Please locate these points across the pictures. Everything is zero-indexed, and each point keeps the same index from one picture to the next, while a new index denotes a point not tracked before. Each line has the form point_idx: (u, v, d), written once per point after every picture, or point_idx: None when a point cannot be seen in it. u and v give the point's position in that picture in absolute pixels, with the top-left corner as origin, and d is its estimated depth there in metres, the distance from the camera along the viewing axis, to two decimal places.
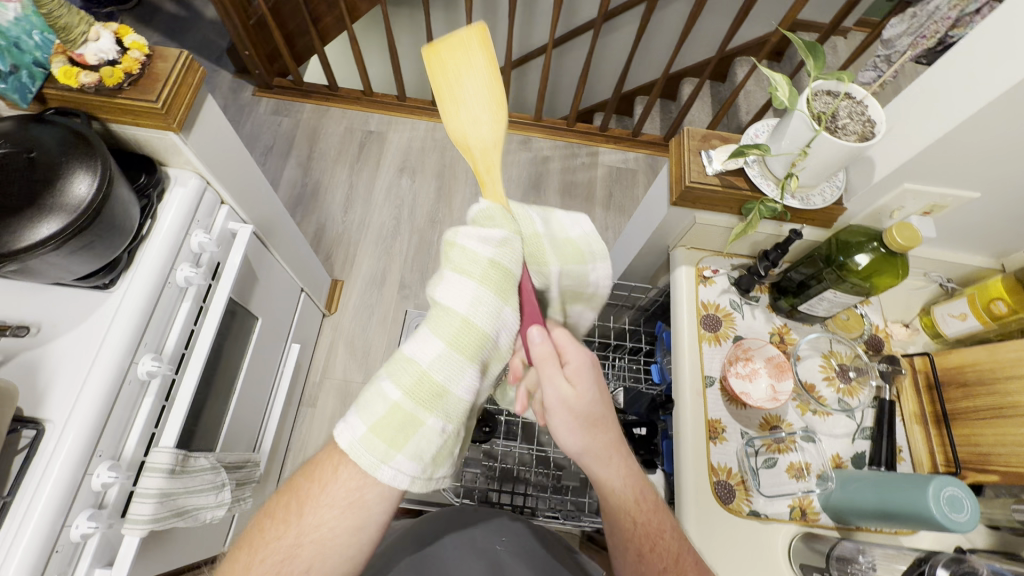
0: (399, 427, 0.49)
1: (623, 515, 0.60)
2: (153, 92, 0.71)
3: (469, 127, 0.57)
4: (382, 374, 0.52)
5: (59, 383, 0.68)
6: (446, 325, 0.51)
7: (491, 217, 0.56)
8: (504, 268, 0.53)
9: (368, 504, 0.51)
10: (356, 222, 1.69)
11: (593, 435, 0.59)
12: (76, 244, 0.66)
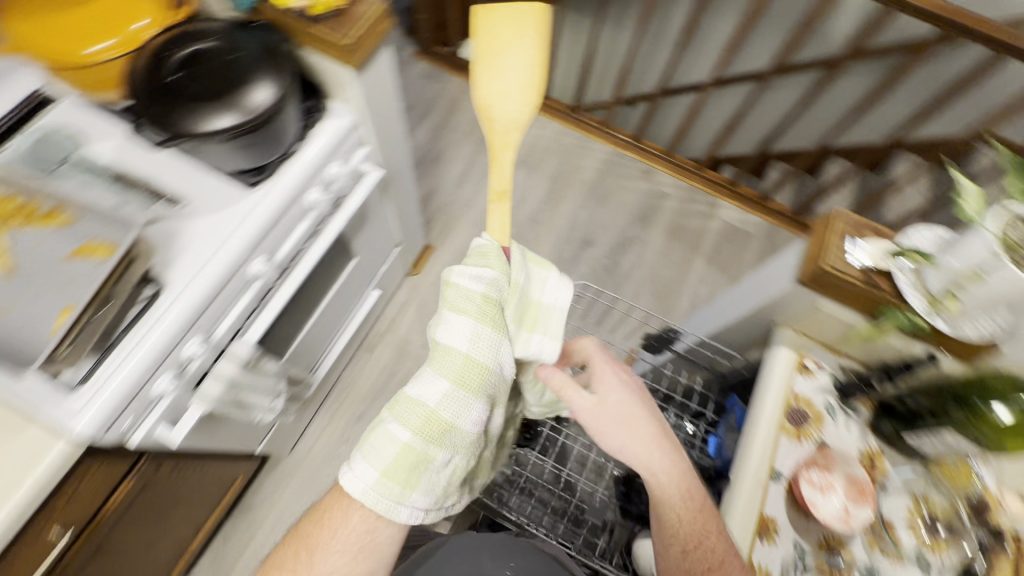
0: (410, 466, 0.60)
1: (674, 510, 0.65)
2: (346, 29, 0.77)
3: (498, 98, 0.75)
4: (389, 417, 0.61)
5: (187, 256, 0.76)
6: (451, 365, 0.61)
7: (483, 256, 0.66)
8: (495, 302, 0.64)
9: (378, 545, 0.62)
10: (463, 197, 1.74)
11: (631, 434, 0.67)
12: (241, 142, 0.73)
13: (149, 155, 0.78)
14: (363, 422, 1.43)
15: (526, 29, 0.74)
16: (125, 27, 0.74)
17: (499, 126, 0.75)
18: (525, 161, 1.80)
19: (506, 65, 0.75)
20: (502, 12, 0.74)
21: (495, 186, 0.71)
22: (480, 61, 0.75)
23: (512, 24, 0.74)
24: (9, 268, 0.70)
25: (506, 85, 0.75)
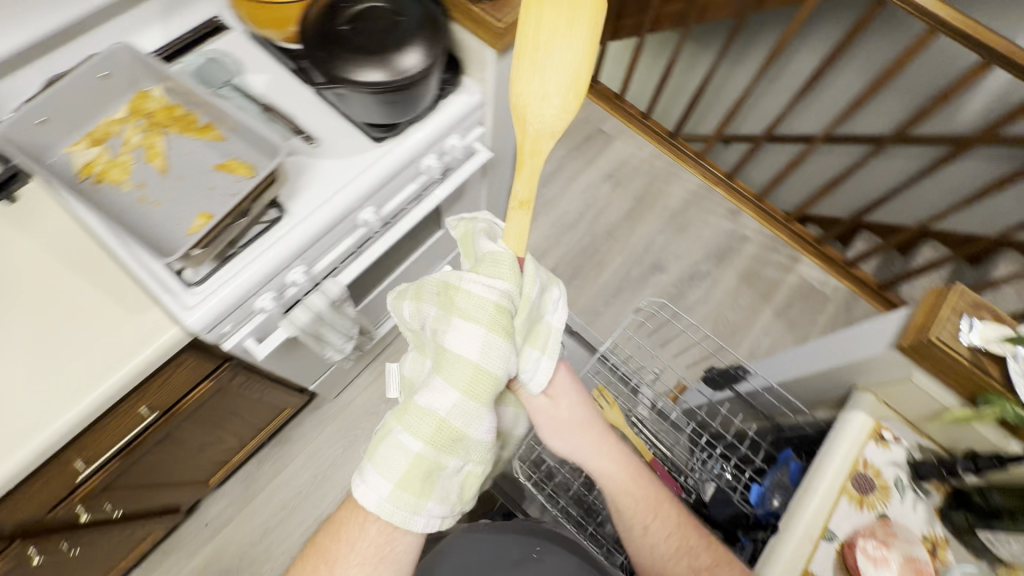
0: (424, 474, 0.62)
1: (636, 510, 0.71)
2: (503, 14, 0.79)
3: (535, 100, 0.66)
4: (399, 426, 0.63)
5: (310, 191, 0.82)
6: (461, 373, 0.63)
7: (496, 264, 0.65)
8: (506, 312, 0.64)
9: (398, 554, 0.63)
10: (545, 197, 1.76)
11: (582, 435, 0.73)
12: (383, 97, 0.77)
13: (297, 95, 0.86)
14: None
15: (579, 25, 0.65)
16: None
17: (533, 132, 0.66)
18: (612, 176, 1.81)
19: (552, 62, 0.65)
20: (553, 3, 0.65)
21: (519, 194, 0.65)
22: (524, 53, 0.65)
23: (561, 20, 0.65)
24: (163, 168, 0.77)
25: (546, 84, 0.66)
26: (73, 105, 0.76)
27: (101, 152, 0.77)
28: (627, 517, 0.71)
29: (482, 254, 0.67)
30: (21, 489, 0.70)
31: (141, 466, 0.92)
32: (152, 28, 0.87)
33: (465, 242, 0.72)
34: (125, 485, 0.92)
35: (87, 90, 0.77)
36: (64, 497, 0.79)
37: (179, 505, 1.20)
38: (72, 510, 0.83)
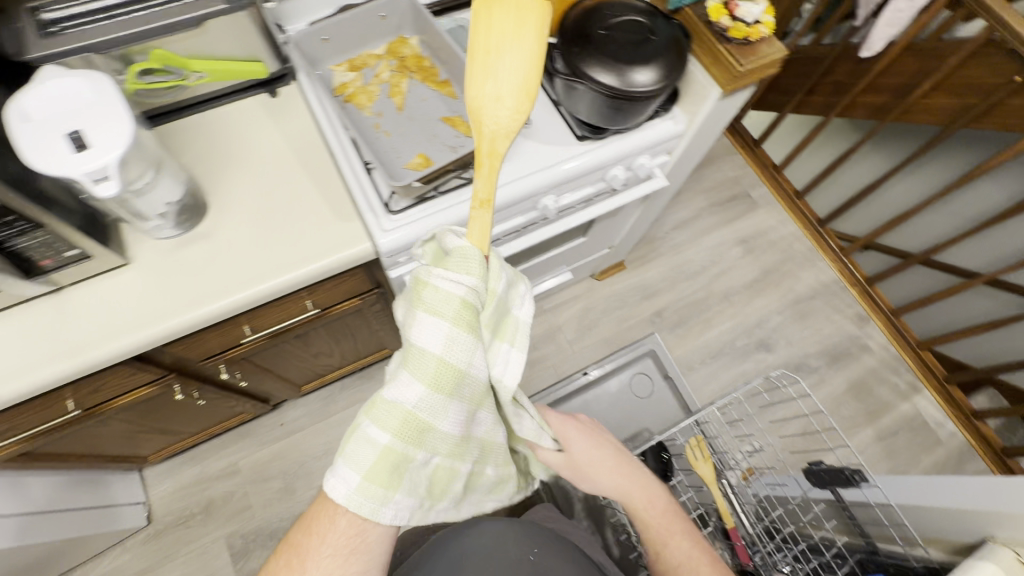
0: (391, 467, 0.54)
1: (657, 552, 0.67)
2: (745, 61, 0.80)
3: (489, 104, 0.62)
4: (365, 420, 0.55)
5: (508, 165, 0.87)
6: (424, 368, 0.54)
7: (466, 258, 0.55)
8: (474, 307, 0.55)
9: (370, 544, 0.56)
10: (673, 240, 1.75)
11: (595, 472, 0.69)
12: (604, 101, 0.80)
13: None
14: None
15: (526, 29, 0.65)
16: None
17: (488, 132, 0.61)
18: (746, 243, 1.77)
19: (503, 67, 0.64)
20: (501, 8, 0.65)
21: (481, 194, 0.58)
22: (477, 58, 0.64)
23: (510, 25, 0.65)
24: (400, 106, 0.87)
25: (499, 87, 0.63)
26: (350, 34, 0.87)
27: (356, 78, 0.88)
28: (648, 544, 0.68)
29: (451, 246, 0.57)
30: (203, 334, 0.80)
31: (271, 352, 1.00)
32: None
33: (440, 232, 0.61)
34: (256, 362, 1.01)
35: (362, 23, 0.87)
36: (218, 352, 0.89)
37: (270, 398, 1.30)
38: (216, 365, 0.93)
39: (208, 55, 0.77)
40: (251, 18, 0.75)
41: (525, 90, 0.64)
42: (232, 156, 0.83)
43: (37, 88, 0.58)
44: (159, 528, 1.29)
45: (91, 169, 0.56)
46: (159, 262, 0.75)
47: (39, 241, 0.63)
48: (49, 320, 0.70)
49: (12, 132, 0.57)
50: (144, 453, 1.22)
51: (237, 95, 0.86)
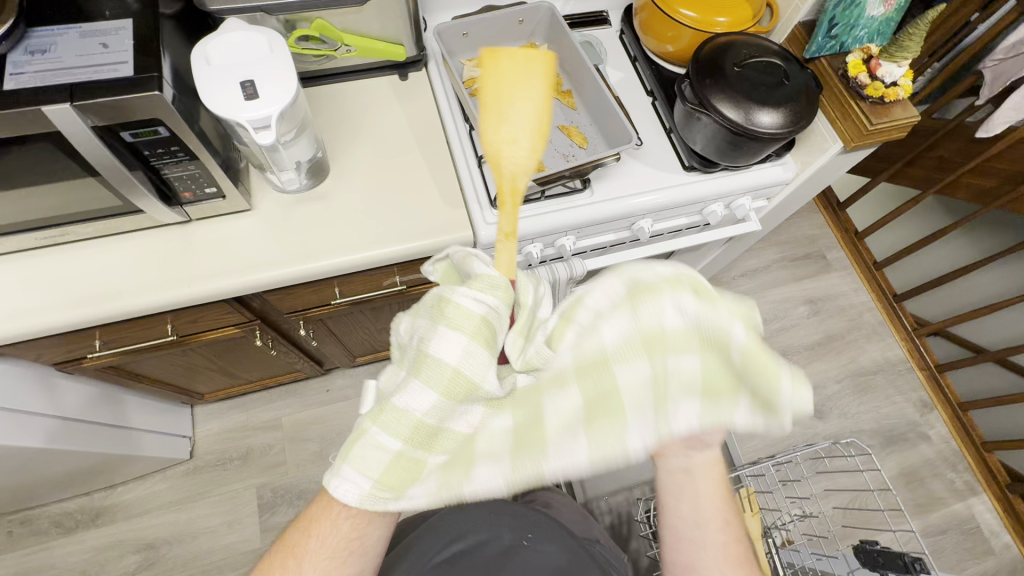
0: (402, 468, 0.50)
1: (704, 565, 0.51)
2: (876, 119, 0.80)
3: (504, 148, 0.59)
4: (373, 427, 0.49)
5: (612, 183, 0.88)
6: (437, 375, 0.47)
7: (492, 283, 0.49)
8: (497, 326, 0.49)
9: (366, 548, 0.54)
10: (739, 287, 1.71)
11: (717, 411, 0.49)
12: (724, 135, 0.80)
13: (641, 100, 0.95)
14: None
15: (536, 78, 0.61)
16: (741, 14, 0.87)
17: (502, 176, 0.59)
18: (815, 304, 1.72)
19: (514, 112, 0.60)
20: (509, 56, 0.62)
21: (506, 228, 0.56)
22: (488, 107, 0.60)
23: (520, 71, 0.61)
24: None
25: (514, 131, 0.60)
26: (487, 32, 0.91)
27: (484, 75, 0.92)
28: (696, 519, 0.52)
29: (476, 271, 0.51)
30: (300, 289, 0.84)
31: (345, 318, 1.04)
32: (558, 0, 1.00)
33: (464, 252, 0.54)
34: (330, 325, 1.04)
35: (499, 24, 0.91)
36: (303, 309, 0.92)
37: (324, 363, 1.33)
38: (296, 321, 0.97)
39: (359, 33, 0.82)
40: (406, 3, 0.80)
41: (538, 131, 0.61)
42: (358, 128, 0.87)
43: (222, 37, 0.64)
44: (197, 465, 1.34)
45: (256, 118, 0.61)
46: (276, 214, 0.80)
47: (185, 174, 0.68)
48: (173, 248, 0.75)
49: (194, 72, 0.62)
50: (200, 391, 1.27)
51: (370, 73, 0.90)
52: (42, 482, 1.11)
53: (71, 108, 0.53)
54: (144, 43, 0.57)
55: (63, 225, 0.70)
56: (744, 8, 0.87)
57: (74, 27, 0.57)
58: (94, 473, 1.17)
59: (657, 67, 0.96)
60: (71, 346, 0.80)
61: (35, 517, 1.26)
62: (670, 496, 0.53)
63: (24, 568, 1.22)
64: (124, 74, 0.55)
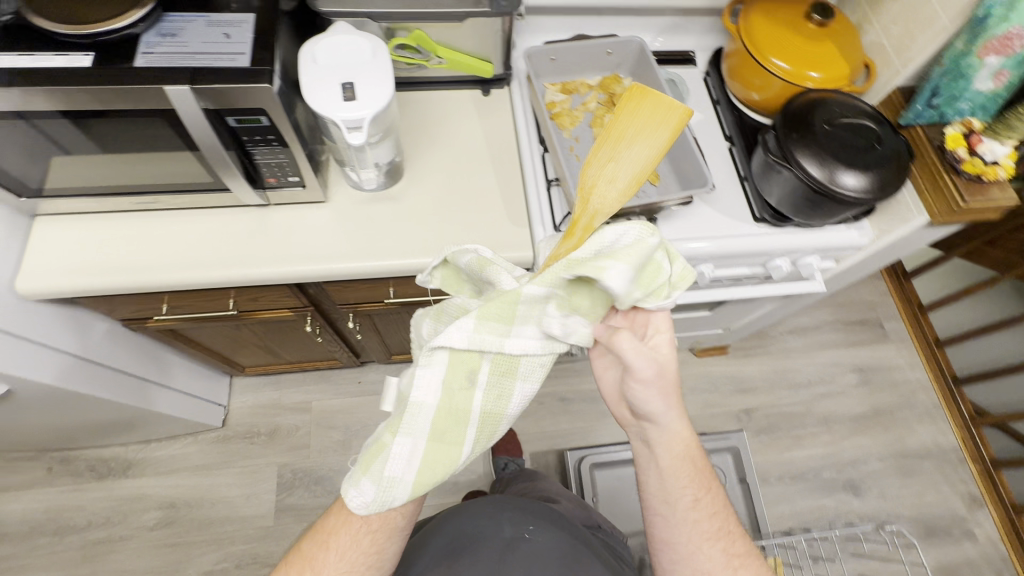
0: (418, 472, 0.57)
1: (679, 537, 0.64)
2: (969, 197, 0.76)
3: (601, 183, 0.66)
4: (393, 439, 0.57)
5: (678, 224, 0.87)
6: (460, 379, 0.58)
7: (505, 303, 0.57)
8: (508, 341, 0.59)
9: (381, 560, 0.61)
10: (787, 343, 1.65)
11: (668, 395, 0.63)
12: (804, 190, 0.78)
13: (719, 145, 0.94)
14: (560, 405, 1.50)
15: (662, 130, 0.66)
16: (837, 70, 0.84)
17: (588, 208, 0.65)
18: (865, 373, 1.63)
19: (626, 155, 0.66)
20: (653, 102, 0.66)
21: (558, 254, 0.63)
22: (607, 140, 0.67)
23: (654, 119, 0.66)
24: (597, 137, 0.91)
25: (618, 171, 0.66)
26: (576, 59, 0.92)
27: (565, 100, 0.93)
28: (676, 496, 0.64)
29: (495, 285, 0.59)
30: (357, 283, 0.87)
31: (392, 317, 1.05)
32: (648, 36, 1.00)
33: (479, 254, 0.60)
34: (376, 321, 1.06)
35: (587, 53, 0.92)
36: (355, 303, 0.95)
37: (361, 355, 1.35)
38: (346, 312, 0.99)
39: (451, 47, 0.84)
40: (503, 24, 0.81)
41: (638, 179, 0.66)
42: (436, 136, 0.89)
43: (330, 38, 0.67)
44: (228, 434, 1.38)
45: (350, 118, 0.64)
46: (348, 209, 0.82)
47: (273, 161, 0.71)
48: (249, 229, 0.79)
49: (301, 68, 0.66)
50: (242, 364, 1.31)
51: (455, 85, 0.93)
52: (89, 426, 1.17)
53: (190, 90, 0.57)
54: (263, 38, 0.60)
55: (156, 193, 0.75)
56: (841, 64, 0.84)
57: (203, 16, 0.61)
58: (136, 426, 1.22)
59: (740, 113, 0.95)
60: (141, 306, 0.84)
61: (73, 457, 1.32)
62: (641, 475, 0.67)
63: (58, 504, 1.28)
64: (241, 64, 0.58)
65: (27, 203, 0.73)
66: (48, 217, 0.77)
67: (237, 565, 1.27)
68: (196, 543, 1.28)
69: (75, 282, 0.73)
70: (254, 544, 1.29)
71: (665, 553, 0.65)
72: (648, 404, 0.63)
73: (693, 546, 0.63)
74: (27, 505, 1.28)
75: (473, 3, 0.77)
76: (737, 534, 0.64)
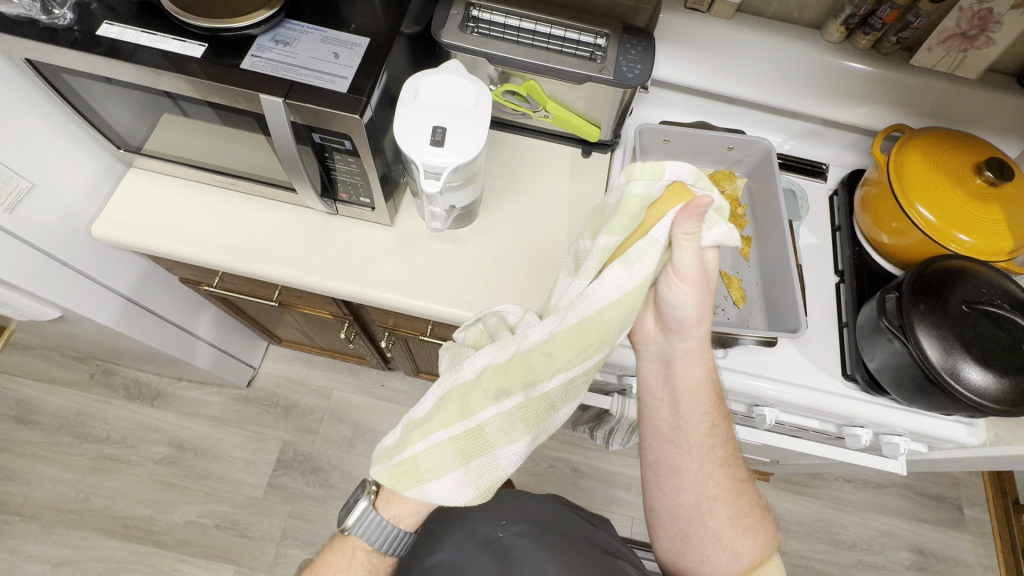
0: (407, 435, 0.56)
1: (686, 465, 0.63)
2: None
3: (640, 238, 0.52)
4: (415, 412, 0.57)
5: (753, 356, 0.78)
6: (489, 377, 0.55)
7: (567, 313, 0.53)
8: (545, 375, 0.53)
9: None
10: (839, 492, 1.45)
11: (702, 321, 0.61)
12: (911, 369, 0.66)
13: (825, 280, 0.84)
14: (571, 475, 1.41)
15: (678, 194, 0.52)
16: (993, 240, 0.70)
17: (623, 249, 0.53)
18: (923, 557, 1.41)
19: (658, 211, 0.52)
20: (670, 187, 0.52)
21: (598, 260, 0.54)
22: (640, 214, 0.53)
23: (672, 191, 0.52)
24: None
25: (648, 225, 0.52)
26: (691, 145, 0.85)
27: None
28: (692, 422, 0.63)
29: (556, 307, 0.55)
30: (399, 313, 0.84)
31: (425, 346, 1.02)
32: (778, 138, 0.90)
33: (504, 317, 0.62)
34: (409, 345, 1.03)
35: (705, 143, 0.84)
36: (392, 326, 0.92)
37: (389, 362, 1.33)
38: (382, 330, 0.97)
39: (562, 103, 0.81)
40: (621, 94, 0.75)
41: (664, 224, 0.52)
42: (521, 185, 0.85)
43: (437, 76, 0.64)
44: (248, 395, 1.42)
45: (432, 165, 0.61)
46: (411, 239, 0.80)
47: (350, 180, 0.70)
48: (312, 232, 0.79)
49: (399, 100, 0.63)
50: (278, 336, 1.34)
51: (557, 139, 0.88)
52: (131, 352, 1.24)
53: (283, 103, 0.56)
54: (369, 67, 0.59)
55: (237, 177, 0.76)
56: (999, 228, 0.70)
57: (321, 29, 0.61)
58: (170, 363, 1.28)
59: (861, 250, 0.83)
60: (197, 273, 0.86)
61: (114, 372, 1.41)
62: (655, 400, 0.65)
63: (88, 410, 1.37)
64: (338, 89, 0.57)
65: (124, 155, 0.76)
66: (137, 171, 0.80)
67: (217, 525, 1.29)
68: (189, 490, 1.32)
69: (140, 239, 0.76)
70: (237, 510, 1.30)
71: (670, 479, 0.63)
72: (681, 318, 0.60)
73: (701, 475, 0.62)
74: (63, 402, 1.37)
75: (597, 68, 0.72)
76: (745, 486, 0.63)
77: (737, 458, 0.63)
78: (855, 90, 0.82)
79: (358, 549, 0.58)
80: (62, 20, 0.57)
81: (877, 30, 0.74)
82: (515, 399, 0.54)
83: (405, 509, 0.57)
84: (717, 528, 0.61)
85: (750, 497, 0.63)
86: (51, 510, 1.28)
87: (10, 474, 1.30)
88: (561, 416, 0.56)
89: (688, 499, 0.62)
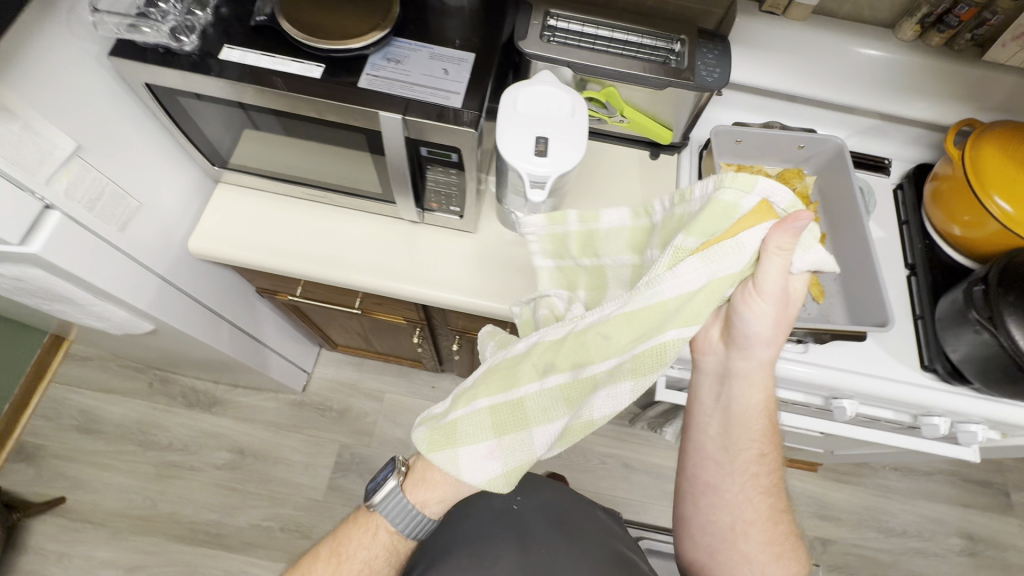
0: (454, 399, 0.57)
1: (727, 485, 0.63)
2: None
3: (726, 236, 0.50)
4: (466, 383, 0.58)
5: (833, 349, 0.79)
6: (540, 360, 0.55)
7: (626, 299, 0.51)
8: (596, 354, 0.52)
9: None
10: (887, 480, 1.47)
11: (772, 343, 0.59)
12: (1002, 360, 0.67)
13: (896, 273, 0.85)
14: (622, 470, 1.43)
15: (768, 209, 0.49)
16: None
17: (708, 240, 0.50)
18: (972, 542, 1.43)
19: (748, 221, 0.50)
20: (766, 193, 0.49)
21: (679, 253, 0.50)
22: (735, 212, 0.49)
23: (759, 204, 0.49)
24: None
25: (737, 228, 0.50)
26: (761, 146, 0.86)
27: None
28: (738, 445, 0.62)
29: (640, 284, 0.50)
30: (479, 318, 0.86)
31: None
32: (843, 135, 0.92)
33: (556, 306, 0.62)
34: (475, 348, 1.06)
35: (775, 143, 0.86)
36: (464, 330, 0.95)
37: (444, 364, 1.36)
38: (452, 334, 1.00)
39: (638, 108, 0.83)
40: (698, 98, 0.77)
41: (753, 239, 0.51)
42: (594, 189, 0.87)
43: (534, 87, 0.66)
44: (304, 400, 1.44)
45: (536, 174, 0.63)
46: (492, 245, 0.82)
47: (443, 190, 0.72)
48: (398, 241, 0.81)
49: (499, 111, 0.65)
50: (334, 341, 1.36)
51: (626, 143, 0.90)
52: (193, 360, 1.26)
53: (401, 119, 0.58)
54: (478, 80, 0.61)
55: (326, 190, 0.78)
56: None
57: (427, 46, 0.63)
58: (231, 370, 1.31)
59: (932, 244, 0.84)
60: (280, 284, 0.89)
61: (171, 380, 1.44)
62: (705, 415, 0.65)
63: (148, 419, 1.40)
64: (452, 104, 0.59)
65: (216, 170, 0.79)
66: (225, 186, 0.82)
67: (281, 528, 1.32)
68: (252, 494, 1.35)
69: (234, 252, 0.78)
70: (301, 513, 1.34)
71: (706, 496, 0.64)
72: (751, 335, 0.58)
73: (741, 496, 0.62)
74: (124, 411, 1.41)
75: (678, 73, 0.74)
76: (782, 513, 0.63)
77: (779, 489, 0.62)
78: (924, 86, 0.84)
79: (381, 528, 0.59)
80: (187, 45, 0.59)
81: (952, 27, 0.76)
82: (562, 376, 0.53)
83: (433, 497, 0.58)
84: (749, 551, 0.62)
85: (786, 525, 0.63)
86: (120, 516, 1.31)
87: (78, 483, 1.33)
88: (598, 404, 0.53)
89: (724, 519, 0.63)
